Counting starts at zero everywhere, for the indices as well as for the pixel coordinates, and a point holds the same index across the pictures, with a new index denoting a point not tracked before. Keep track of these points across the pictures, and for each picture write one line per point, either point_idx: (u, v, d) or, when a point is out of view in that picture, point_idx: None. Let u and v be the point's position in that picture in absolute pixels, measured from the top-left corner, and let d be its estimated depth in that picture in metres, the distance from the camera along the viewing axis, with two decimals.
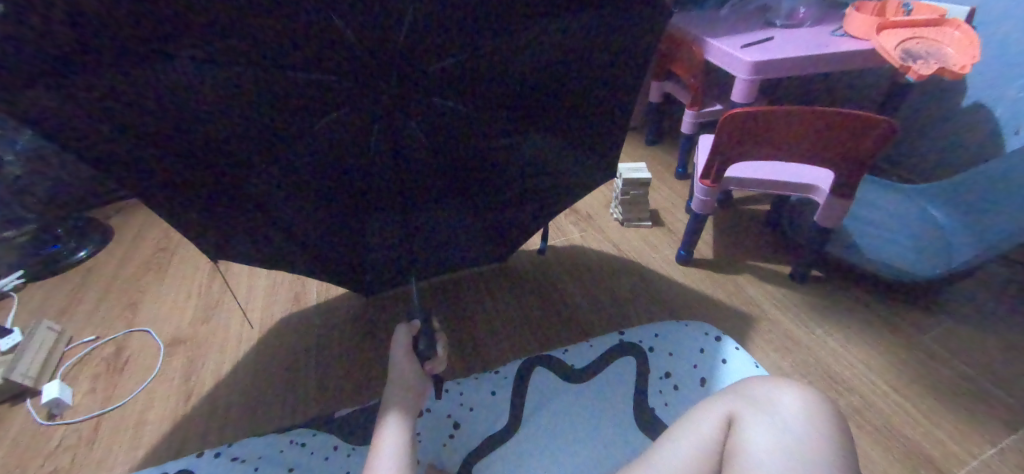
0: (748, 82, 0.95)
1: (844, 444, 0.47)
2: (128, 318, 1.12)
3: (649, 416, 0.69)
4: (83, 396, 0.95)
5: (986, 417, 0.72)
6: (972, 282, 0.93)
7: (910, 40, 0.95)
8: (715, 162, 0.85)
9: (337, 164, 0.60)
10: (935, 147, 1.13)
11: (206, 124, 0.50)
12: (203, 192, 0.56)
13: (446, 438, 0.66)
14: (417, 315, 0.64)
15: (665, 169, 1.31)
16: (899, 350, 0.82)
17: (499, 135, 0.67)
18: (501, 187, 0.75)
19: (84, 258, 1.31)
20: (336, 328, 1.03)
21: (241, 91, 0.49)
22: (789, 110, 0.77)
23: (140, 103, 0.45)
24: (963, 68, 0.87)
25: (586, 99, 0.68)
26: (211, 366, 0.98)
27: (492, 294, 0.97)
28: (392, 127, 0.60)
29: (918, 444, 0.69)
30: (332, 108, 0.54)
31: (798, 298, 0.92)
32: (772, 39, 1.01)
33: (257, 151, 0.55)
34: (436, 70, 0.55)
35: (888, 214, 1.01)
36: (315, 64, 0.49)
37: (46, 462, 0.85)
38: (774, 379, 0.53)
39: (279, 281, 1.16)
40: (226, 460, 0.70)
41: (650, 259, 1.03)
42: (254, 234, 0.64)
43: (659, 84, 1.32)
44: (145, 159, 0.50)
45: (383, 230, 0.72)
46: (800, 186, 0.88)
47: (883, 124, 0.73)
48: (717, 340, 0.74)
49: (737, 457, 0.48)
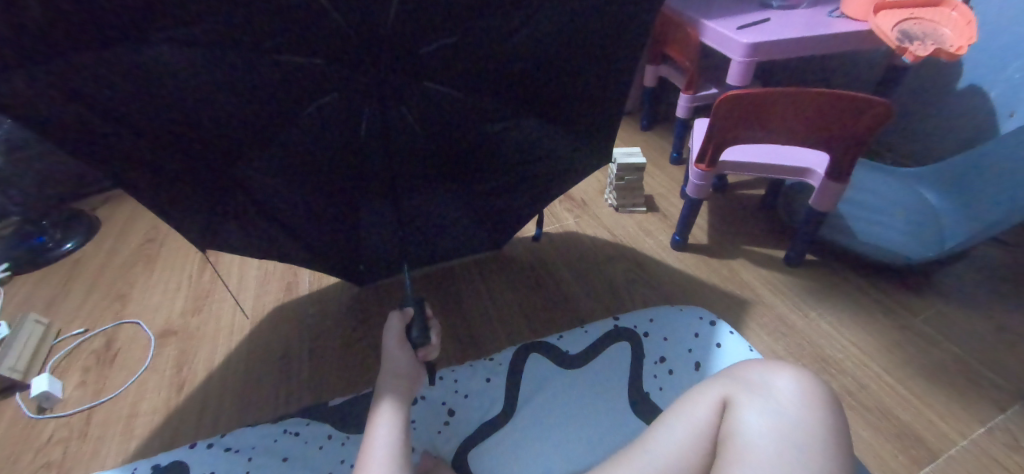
0: (744, 64, 0.94)
1: (838, 426, 0.47)
2: (117, 310, 1.11)
3: (644, 401, 0.69)
4: (74, 389, 0.94)
5: (976, 397, 0.72)
6: (964, 264, 0.93)
7: (908, 21, 0.93)
8: (711, 145, 0.84)
9: (326, 151, 0.59)
10: (929, 129, 1.13)
11: (187, 113, 0.48)
12: (188, 182, 0.55)
13: (441, 426, 0.66)
14: (409, 301, 0.62)
15: (659, 154, 1.30)
16: (892, 333, 0.82)
17: (492, 120, 0.65)
18: (494, 173, 0.74)
19: (72, 250, 1.29)
20: (329, 318, 1.02)
21: (225, 77, 0.47)
22: (787, 92, 0.76)
23: (117, 91, 0.44)
24: (959, 49, 0.86)
25: (580, 81, 0.66)
26: (203, 358, 0.97)
27: (486, 281, 0.96)
28: (382, 112, 0.58)
29: (909, 425, 0.69)
30: (319, 93, 0.53)
31: (792, 281, 0.92)
32: (768, 20, 0.99)
33: (243, 138, 0.53)
34: (426, 52, 0.53)
35: (882, 196, 1.01)
36: (301, 47, 0.47)
37: (37, 455, 0.84)
38: (768, 363, 0.53)
39: (271, 271, 1.14)
40: (220, 450, 0.69)
41: (644, 245, 1.03)
42: (242, 224, 0.63)
43: (654, 67, 1.29)
44: (126, 148, 0.48)
45: (375, 218, 0.71)
46: (796, 170, 0.87)
47: (880, 106, 0.73)
48: (712, 324, 0.74)
49: (731, 440, 0.48)
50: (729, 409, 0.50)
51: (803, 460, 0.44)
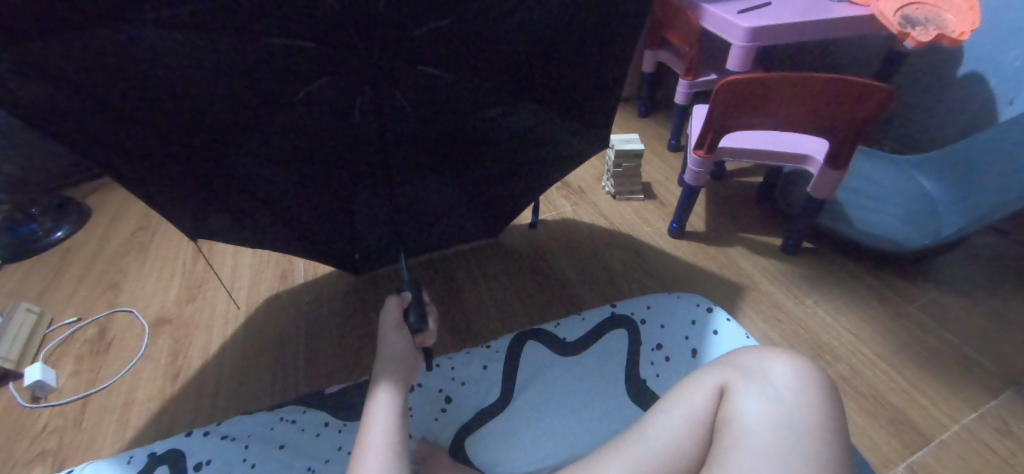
0: (744, 49, 0.93)
1: (834, 413, 0.47)
2: (110, 298, 1.10)
3: (641, 388, 0.69)
4: (68, 378, 0.94)
5: (969, 383, 0.73)
6: (960, 252, 0.93)
7: (911, 5, 0.92)
8: (711, 131, 0.83)
9: (321, 136, 0.58)
10: (928, 116, 1.12)
11: (176, 98, 0.47)
12: (180, 169, 0.54)
13: (438, 412, 0.66)
14: (406, 286, 0.62)
15: (658, 141, 1.29)
16: (888, 319, 0.82)
17: (488, 105, 0.64)
18: (491, 159, 0.73)
19: (61, 239, 1.27)
20: (326, 305, 1.02)
21: (215, 59, 0.45)
22: (789, 78, 0.75)
23: (103, 76, 0.42)
24: (961, 34, 0.85)
25: (579, 65, 0.65)
26: (198, 346, 0.96)
27: (483, 269, 0.96)
28: (377, 97, 0.57)
29: (903, 411, 0.70)
30: (312, 78, 0.51)
31: (789, 269, 0.92)
32: (769, 4, 0.98)
33: (235, 123, 0.52)
34: (421, 34, 0.51)
35: (879, 183, 1.00)
36: (293, 28, 0.46)
37: (32, 443, 0.84)
38: (766, 350, 0.53)
39: (265, 260, 1.13)
40: (217, 438, 0.69)
41: (642, 232, 1.02)
42: (236, 211, 0.62)
43: (653, 53, 1.27)
44: (114, 135, 0.47)
45: (370, 205, 0.70)
46: (795, 156, 0.86)
47: (881, 92, 0.72)
48: (709, 311, 0.74)
49: (728, 426, 0.48)
50: (727, 396, 0.50)
51: (802, 447, 0.44)
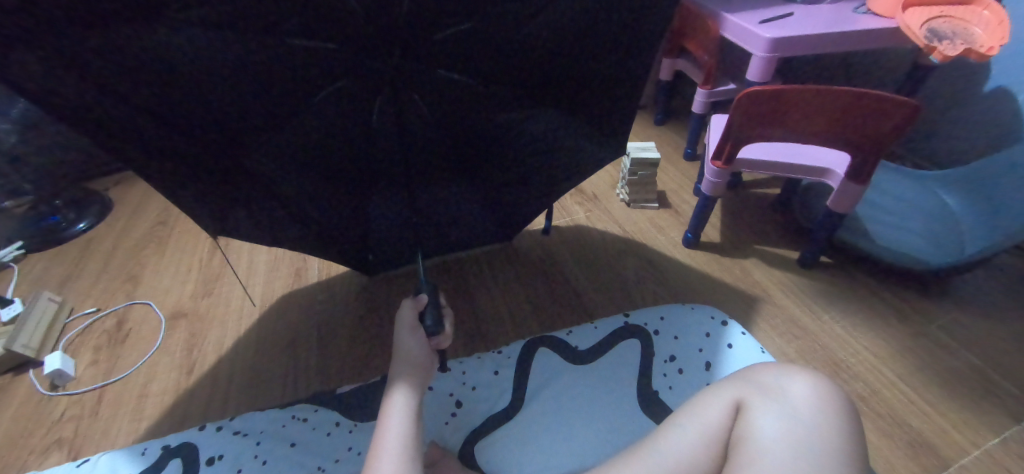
0: (765, 59, 0.92)
1: (853, 436, 0.46)
2: (129, 290, 1.12)
3: (653, 400, 0.68)
4: (86, 368, 0.96)
5: (991, 407, 0.71)
6: (983, 271, 0.91)
7: (937, 19, 0.90)
8: (729, 142, 0.82)
9: (338, 137, 0.58)
10: (954, 132, 1.10)
11: (199, 96, 0.47)
12: (201, 166, 0.54)
13: (448, 416, 0.66)
14: (423, 289, 0.62)
15: (674, 150, 1.28)
16: (907, 338, 0.81)
17: (506, 109, 0.64)
18: (509, 162, 0.73)
19: (85, 230, 1.31)
20: (338, 304, 1.02)
21: (241, 59, 0.46)
22: (811, 90, 0.74)
23: (129, 72, 0.43)
24: (990, 49, 0.83)
25: (597, 72, 0.64)
26: (212, 341, 0.97)
27: (495, 274, 0.96)
28: (395, 100, 0.57)
29: (922, 433, 0.68)
30: (332, 79, 0.52)
31: (805, 283, 0.91)
32: (792, 15, 0.97)
33: (256, 122, 0.53)
34: (440, 38, 0.52)
35: (900, 199, 0.99)
36: (314, 29, 0.46)
37: (51, 431, 0.86)
38: (784, 367, 0.52)
39: (280, 257, 1.15)
40: (229, 433, 0.70)
41: (656, 241, 1.02)
42: (254, 209, 0.63)
43: (671, 61, 1.27)
44: (139, 132, 0.48)
45: (386, 206, 0.71)
46: (815, 169, 0.84)
47: (905, 106, 0.70)
48: (723, 325, 0.73)
49: (743, 443, 0.48)
50: (744, 411, 0.50)
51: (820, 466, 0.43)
